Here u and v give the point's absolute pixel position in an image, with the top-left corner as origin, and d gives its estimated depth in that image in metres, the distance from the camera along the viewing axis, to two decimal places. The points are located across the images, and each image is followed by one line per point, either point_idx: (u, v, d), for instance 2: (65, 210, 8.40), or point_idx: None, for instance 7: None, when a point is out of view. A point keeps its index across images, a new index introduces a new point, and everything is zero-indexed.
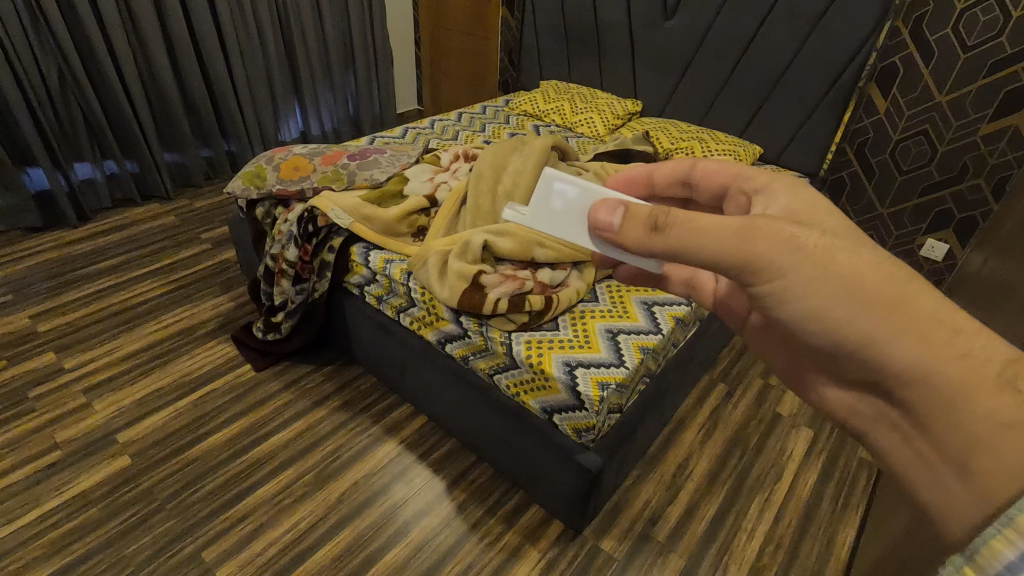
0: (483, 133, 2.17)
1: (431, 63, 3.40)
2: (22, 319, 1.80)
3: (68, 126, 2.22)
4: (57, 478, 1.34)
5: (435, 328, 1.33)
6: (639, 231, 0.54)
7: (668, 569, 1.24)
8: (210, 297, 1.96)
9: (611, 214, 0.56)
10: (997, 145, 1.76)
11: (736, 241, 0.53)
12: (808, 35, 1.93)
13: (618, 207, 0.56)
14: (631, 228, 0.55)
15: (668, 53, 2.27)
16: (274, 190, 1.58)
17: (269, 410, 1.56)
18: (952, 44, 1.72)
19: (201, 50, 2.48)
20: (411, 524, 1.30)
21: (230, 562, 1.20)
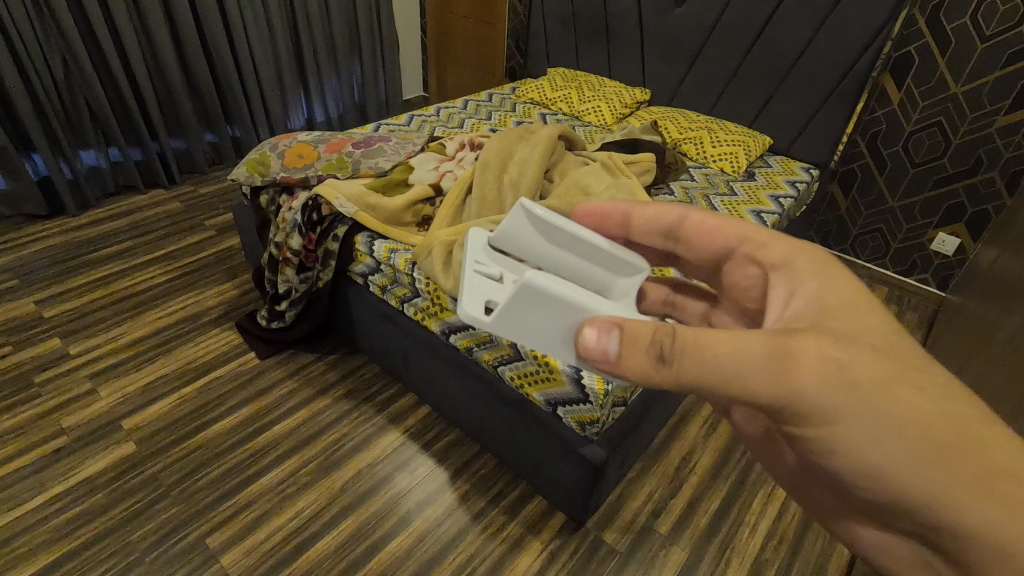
0: (489, 121, 2.14)
1: (437, 50, 3.37)
2: (27, 304, 1.81)
3: (73, 113, 2.21)
4: (67, 462, 1.36)
5: (439, 318, 1.32)
6: (644, 362, 0.47)
7: (670, 562, 1.23)
8: (215, 283, 1.96)
9: (604, 338, 0.47)
10: (1012, 138, 1.72)
11: (765, 375, 0.45)
12: (821, 24, 1.89)
13: (611, 326, 0.48)
14: (630, 357, 0.47)
15: (679, 40, 2.23)
16: (278, 177, 1.56)
17: (273, 397, 1.56)
18: (970, 35, 1.68)
19: (205, 32, 2.45)
20: (413, 515, 1.30)
21: (235, 549, 1.21)
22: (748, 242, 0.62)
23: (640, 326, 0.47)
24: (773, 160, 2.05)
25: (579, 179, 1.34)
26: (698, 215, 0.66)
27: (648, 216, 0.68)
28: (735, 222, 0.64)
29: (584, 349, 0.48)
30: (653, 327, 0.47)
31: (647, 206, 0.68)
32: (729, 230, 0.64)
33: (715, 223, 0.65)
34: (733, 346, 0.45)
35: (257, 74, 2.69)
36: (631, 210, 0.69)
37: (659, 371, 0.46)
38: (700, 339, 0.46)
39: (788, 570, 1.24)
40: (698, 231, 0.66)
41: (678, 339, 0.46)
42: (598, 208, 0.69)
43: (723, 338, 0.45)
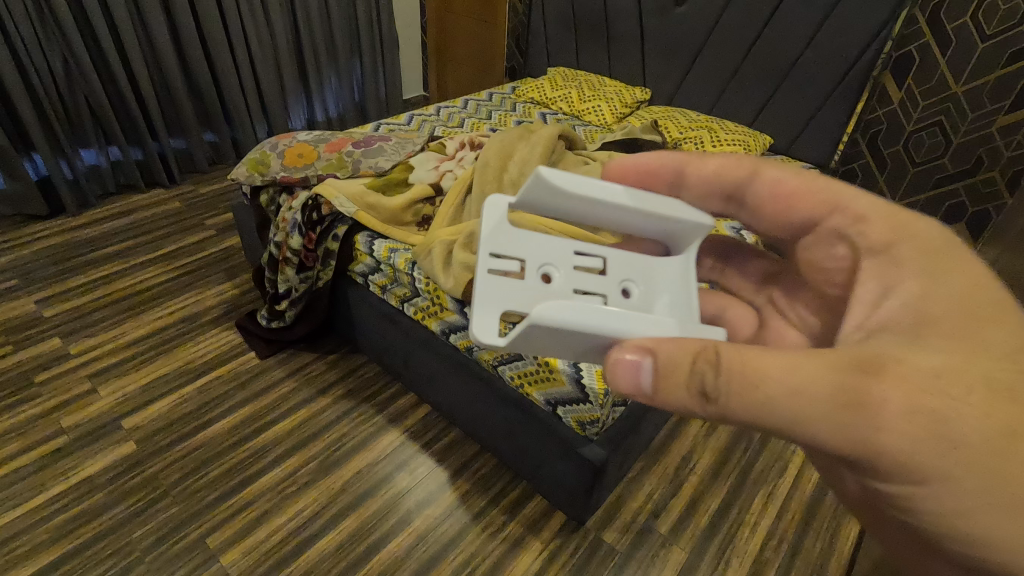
0: (489, 121, 2.14)
1: (437, 50, 3.37)
2: (28, 304, 1.81)
3: (74, 113, 2.21)
4: (65, 462, 1.35)
5: (439, 318, 1.32)
6: (684, 393, 0.47)
7: (669, 562, 1.23)
8: (215, 283, 1.96)
9: (637, 366, 0.47)
10: (1013, 138, 1.69)
11: (829, 409, 0.43)
12: (822, 24, 1.89)
13: (644, 351, 0.48)
14: (666, 388, 0.47)
15: (680, 40, 2.23)
16: (278, 176, 1.56)
17: (274, 396, 1.56)
18: (971, 34, 1.65)
19: (205, 32, 2.44)
20: (413, 514, 1.30)
21: (234, 549, 1.21)
22: (838, 211, 0.58)
23: (679, 354, 0.47)
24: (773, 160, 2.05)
25: None
26: (772, 171, 0.62)
27: (707, 170, 0.64)
28: (822, 185, 0.60)
29: (611, 376, 0.48)
30: (693, 356, 0.47)
31: (705, 157, 0.64)
32: (811, 195, 0.60)
33: (800, 187, 0.61)
34: (790, 378, 0.43)
35: (257, 74, 2.69)
36: (687, 160, 0.64)
37: (702, 405, 0.46)
38: (754, 373, 0.45)
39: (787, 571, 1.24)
40: (768, 191, 0.62)
41: (723, 373, 0.45)
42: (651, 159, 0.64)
43: (780, 369, 0.44)
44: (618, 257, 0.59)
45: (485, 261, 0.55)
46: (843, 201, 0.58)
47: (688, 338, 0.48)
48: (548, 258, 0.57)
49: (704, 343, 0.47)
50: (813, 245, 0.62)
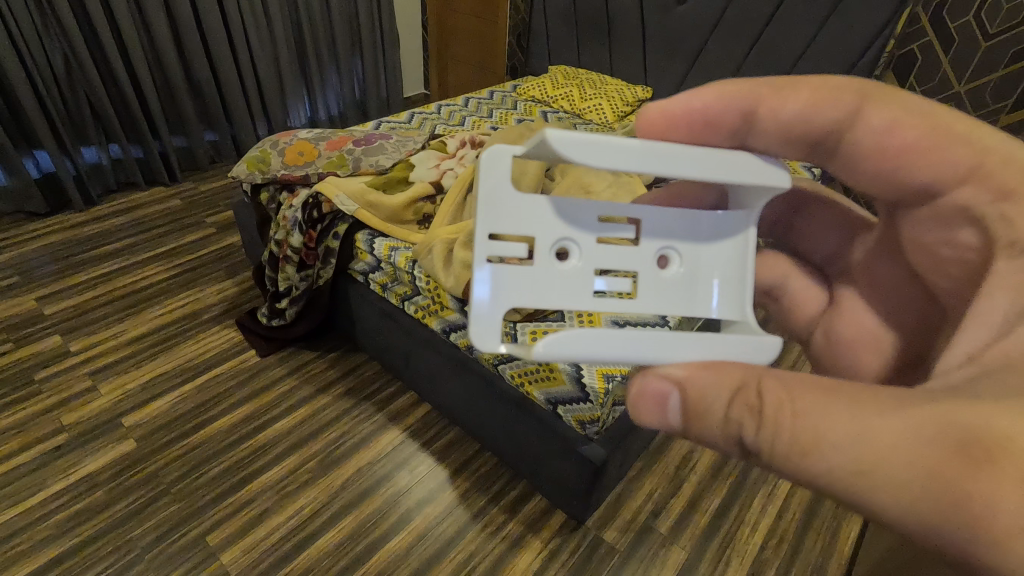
0: (490, 119, 2.14)
1: (438, 48, 3.36)
2: (27, 302, 1.80)
3: (74, 110, 2.20)
4: (66, 459, 1.36)
5: (439, 317, 1.32)
6: (723, 434, 0.46)
7: (670, 561, 1.23)
8: (215, 281, 1.95)
9: (663, 400, 0.46)
10: None
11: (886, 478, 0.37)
12: (824, 22, 1.88)
13: (672, 386, 0.46)
14: (702, 429, 0.46)
15: (682, 38, 2.22)
16: (278, 174, 1.55)
17: (274, 395, 1.56)
18: (973, 32, 1.66)
19: (205, 29, 2.44)
20: (413, 513, 1.30)
21: (235, 547, 1.21)
22: (976, 179, 0.47)
23: (714, 392, 0.45)
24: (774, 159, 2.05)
25: (580, 177, 1.33)
26: (879, 111, 0.50)
27: (791, 108, 0.52)
28: (956, 135, 0.48)
29: (634, 405, 0.48)
30: (731, 394, 0.44)
31: (784, 91, 0.52)
32: (934, 154, 0.49)
33: (926, 139, 0.49)
34: (846, 449, 0.38)
35: (258, 72, 2.68)
36: (763, 92, 0.51)
37: (741, 450, 0.45)
38: (808, 433, 0.40)
39: (787, 570, 1.24)
40: (872, 142, 0.51)
41: (765, 423, 0.42)
42: (720, 87, 0.51)
43: (841, 433, 0.39)
44: (656, 221, 0.50)
45: (486, 246, 0.47)
46: (987, 162, 0.47)
47: (731, 365, 0.46)
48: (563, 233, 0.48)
49: (747, 378, 0.44)
50: (927, 219, 0.52)
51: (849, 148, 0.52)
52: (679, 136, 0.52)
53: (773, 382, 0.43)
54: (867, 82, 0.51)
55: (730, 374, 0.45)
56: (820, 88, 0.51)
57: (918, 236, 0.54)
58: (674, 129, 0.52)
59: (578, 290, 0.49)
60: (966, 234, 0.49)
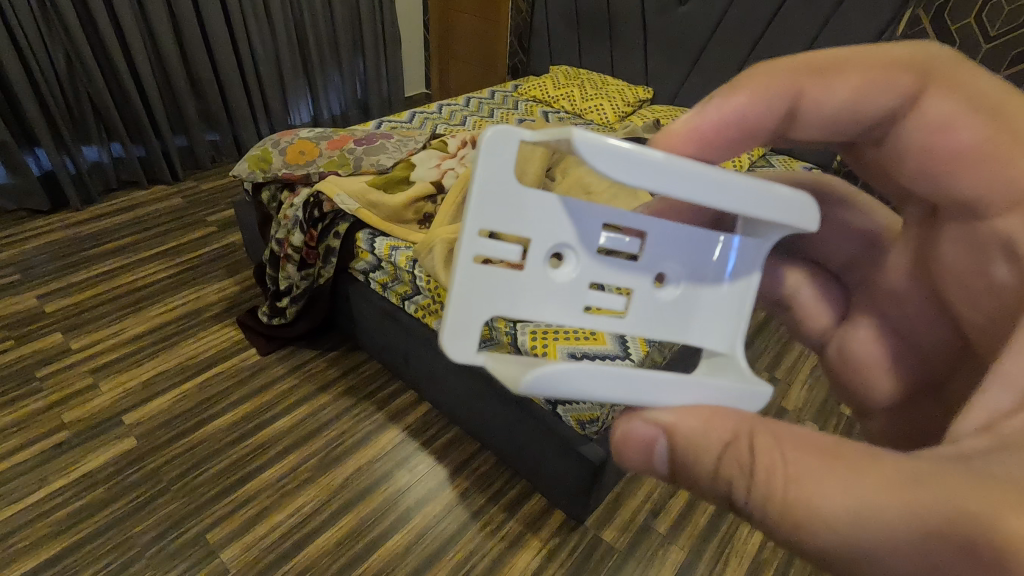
0: (491, 119, 2.14)
1: (440, 47, 3.36)
2: (28, 299, 1.81)
3: (76, 109, 2.21)
4: (67, 456, 1.36)
5: (439, 316, 1.33)
6: (709, 488, 0.44)
7: (669, 561, 1.24)
8: (215, 279, 1.96)
9: (648, 445, 0.45)
10: None
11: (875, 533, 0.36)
12: (825, 23, 1.88)
13: (657, 431, 0.45)
14: (688, 480, 0.45)
15: (683, 39, 2.22)
16: (280, 173, 1.56)
17: (274, 393, 1.56)
18: (974, 35, 1.63)
19: (206, 28, 2.44)
20: (413, 511, 1.30)
21: (235, 545, 1.21)
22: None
23: (702, 446, 0.43)
24: (774, 159, 2.04)
25: (581, 178, 1.33)
26: (937, 101, 0.48)
27: (839, 95, 0.51)
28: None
29: (616, 442, 0.47)
30: (721, 448, 0.43)
31: (833, 77, 0.50)
32: (984, 166, 0.47)
33: (985, 146, 0.47)
34: (841, 525, 0.37)
35: (259, 70, 2.68)
36: (806, 80, 0.50)
37: (731, 510, 0.43)
38: (803, 506, 0.38)
39: (785, 570, 1.24)
40: (922, 136, 0.50)
41: (755, 487, 0.41)
42: (758, 81, 0.50)
43: (841, 511, 0.37)
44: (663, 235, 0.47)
45: (477, 243, 0.42)
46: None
47: (721, 417, 0.44)
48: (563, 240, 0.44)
49: (737, 431, 0.43)
50: (961, 239, 0.51)
51: (899, 136, 0.51)
52: (709, 144, 0.52)
53: (765, 440, 0.41)
54: (933, 63, 0.48)
55: (720, 427, 0.44)
56: (876, 71, 0.49)
57: (949, 256, 0.52)
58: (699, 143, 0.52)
59: (567, 303, 0.46)
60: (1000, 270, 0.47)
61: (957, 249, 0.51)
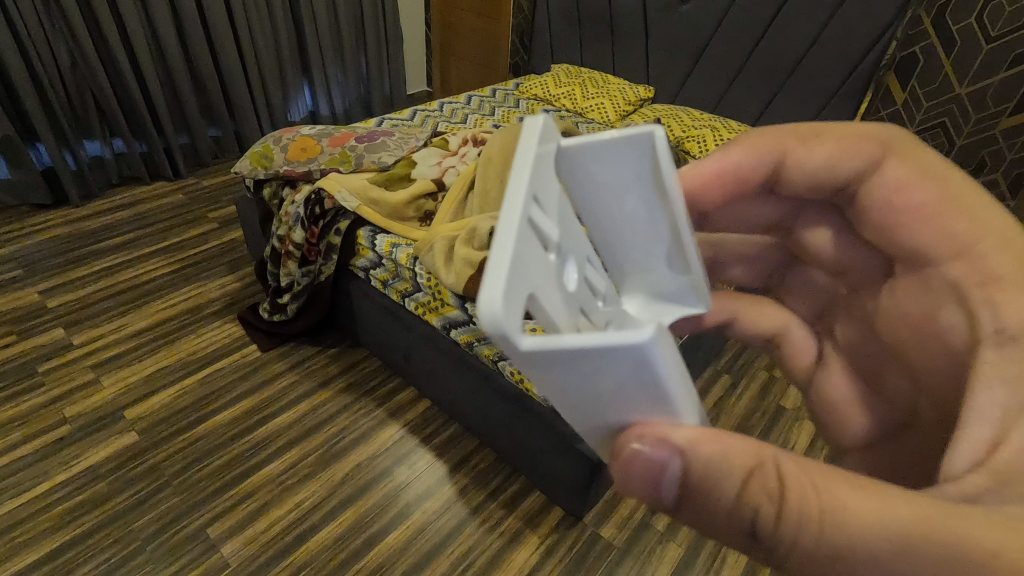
0: (492, 116, 2.15)
1: (441, 45, 3.36)
2: (29, 294, 1.82)
3: (78, 105, 2.22)
4: (67, 452, 1.37)
5: (439, 313, 1.33)
6: (728, 519, 0.40)
7: (667, 557, 1.25)
8: (217, 276, 1.96)
9: (658, 470, 0.40)
10: (1016, 140, 1.66)
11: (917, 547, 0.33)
12: (826, 23, 1.88)
13: (673, 452, 0.39)
14: (701, 508, 0.41)
15: (684, 37, 2.22)
16: (281, 171, 1.56)
17: (275, 390, 1.57)
18: (974, 34, 1.61)
19: (210, 25, 2.45)
20: (412, 507, 1.31)
21: (235, 540, 1.22)
22: (967, 258, 0.48)
23: (721, 474, 0.40)
24: None
25: None
26: (895, 167, 0.51)
27: (817, 157, 0.54)
28: (964, 209, 0.48)
29: (621, 469, 0.40)
30: (744, 475, 0.39)
31: (810, 141, 0.54)
32: (930, 220, 0.50)
33: (934, 205, 0.49)
34: (882, 562, 0.33)
35: (263, 67, 2.69)
36: (791, 143, 0.55)
37: (747, 540, 0.40)
38: (843, 538, 0.35)
39: None
40: (880, 196, 0.52)
41: (785, 518, 0.37)
42: (752, 140, 0.55)
43: (884, 549, 0.33)
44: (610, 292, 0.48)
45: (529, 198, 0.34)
46: (977, 243, 0.47)
47: (739, 439, 0.40)
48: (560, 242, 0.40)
49: (761, 456, 0.39)
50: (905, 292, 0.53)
51: (861, 196, 0.54)
52: (716, 194, 0.57)
53: (794, 467, 0.38)
54: (891, 135, 0.52)
55: (741, 450, 0.40)
56: (849, 139, 0.53)
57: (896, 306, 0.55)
58: (711, 187, 0.56)
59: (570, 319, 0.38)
60: (947, 313, 0.49)
61: (911, 299, 0.53)
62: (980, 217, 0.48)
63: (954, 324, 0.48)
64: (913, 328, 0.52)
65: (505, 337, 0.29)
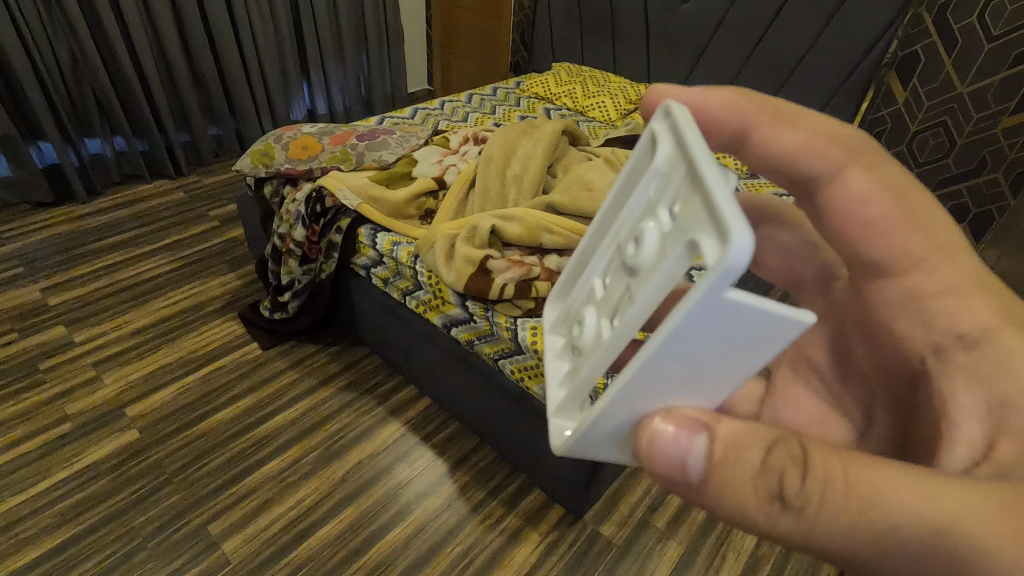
0: (493, 115, 2.15)
1: (441, 43, 3.36)
2: (31, 292, 1.82)
3: (80, 103, 2.22)
4: (69, 449, 1.37)
5: (440, 312, 1.32)
6: (752, 493, 0.41)
7: (666, 555, 1.25)
8: (218, 274, 1.96)
9: (685, 446, 0.41)
10: (1017, 139, 1.64)
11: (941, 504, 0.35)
12: (827, 22, 1.88)
13: (698, 428, 0.42)
14: (727, 480, 0.42)
15: (686, 36, 2.22)
16: (282, 169, 1.56)
17: (274, 388, 1.57)
18: (976, 33, 1.60)
19: (211, 24, 2.45)
20: (413, 505, 1.31)
21: (236, 537, 1.23)
22: (921, 268, 0.51)
23: (749, 445, 0.42)
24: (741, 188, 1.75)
25: (582, 175, 1.34)
26: (860, 177, 0.53)
27: (787, 141, 0.56)
28: (916, 225, 0.52)
29: (649, 450, 0.42)
30: (770, 445, 0.41)
31: (785, 123, 0.56)
32: (890, 234, 0.52)
33: (892, 218, 0.52)
34: (913, 510, 0.36)
35: (264, 65, 2.69)
36: (765, 118, 0.56)
37: (774, 507, 0.40)
38: (872, 492, 0.37)
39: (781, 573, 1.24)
40: (840, 203, 0.54)
41: (810, 480, 0.39)
42: (730, 97, 0.56)
43: (913, 494, 0.36)
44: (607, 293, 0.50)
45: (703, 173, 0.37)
46: (929, 258, 0.51)
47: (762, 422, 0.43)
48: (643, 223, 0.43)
49: (785, 435, 0.42)
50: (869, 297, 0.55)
51: (822, 197, 0.56)
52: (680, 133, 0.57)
53: (817, 443, 0.41)
54: (862, 145, 0.54)
55: (764, 429, 0.43)
56: (821, 136, 0.55)
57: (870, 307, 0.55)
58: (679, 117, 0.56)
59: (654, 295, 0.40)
60: (901, 323, 0.52)
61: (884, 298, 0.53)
62: (934, 235, 0.51)
63: (911, 332, 0.51)
64: (870, 334, 0.55)
65: (731, 274, 0.31)
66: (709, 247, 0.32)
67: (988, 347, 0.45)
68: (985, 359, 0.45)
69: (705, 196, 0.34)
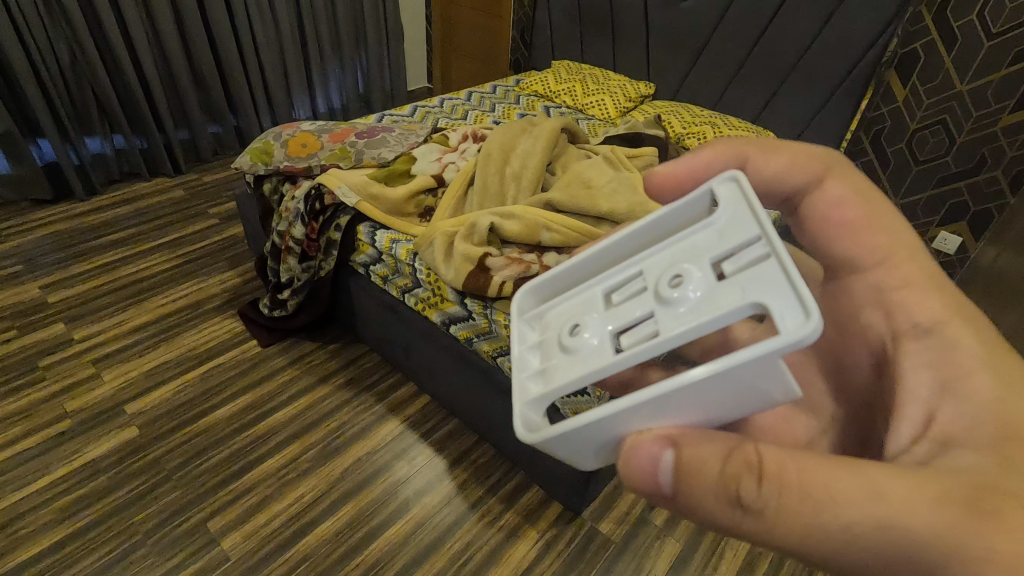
0: (493, 113, 2.14)
1: (441, 42, 3.36)
2: (30, 289, 1.82)
3: (79, 100, 2.22)
4: (68, 446, 1.37)
5: (438, 309, 1.32)
6: (714, 500, 0.40)
7: (664, 553, 1.25)
8: (218, 271, 1.96)
9: (655, 460, 0.41)
10: (1017, 137, 1.66)
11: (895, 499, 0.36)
12: (827, 20, 1.87)
13: (666, 442, 0.42)
14: (691, 488, 0.41)
15: (685, 34, 2.22)
16: (281, 166, 1.56)
17: (274, 386, 1.57)
18: (976, 32, 1.61)
19: (210, 20, 2.44)
20: (412, 501, 1.32)
21: (235, 534, 1.23)
22: (886, 266, 0.54)
23: (708, 451, 0.41)
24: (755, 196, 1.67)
25: (580, 172, 1.34)
26: (835, 185, 0.57)
27: (772, 165, 0.57)
28: (883, 226, 0.55)
29: (628, 463, 0.42)
30: (729, 451, 0.41)
31: (770, 149, 0.57)
32: (862, 234, 0.56)
33: (862, 221, 0.56)
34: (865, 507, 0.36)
35: (264, 63, 2.69)
36: (751, 148, 0.57)
37: (736, 513, 0.39)
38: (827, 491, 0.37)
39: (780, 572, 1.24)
40: (820, 213, 0.58)
41: (767, 486, 0.38)
42: (717, 146, 0.57)
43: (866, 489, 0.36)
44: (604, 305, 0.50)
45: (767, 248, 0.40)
46: (895, 254, 0.54)
47: (720, 430, 0.43)
48: (677, 260, 0.44)
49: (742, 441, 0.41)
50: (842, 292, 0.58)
51: (805, 210, 0.59)
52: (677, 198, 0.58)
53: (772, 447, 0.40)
54: (832, 157, 0.58)
55: (723, 437, 0.42)
56: (799, 155, 0.57)
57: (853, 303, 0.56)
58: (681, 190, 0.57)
59: None
60: (865, 315, 0.55)
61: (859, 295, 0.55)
62: (898, 233, 0.55)
63: (875, 321, 0.53)
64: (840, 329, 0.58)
65: (796, 344, 0.34)
66: (783, 317, 0.35)
67: (935, 336, 0.48)
68: (931, 347, 0.47)
69: (781, 271, 0.37)
